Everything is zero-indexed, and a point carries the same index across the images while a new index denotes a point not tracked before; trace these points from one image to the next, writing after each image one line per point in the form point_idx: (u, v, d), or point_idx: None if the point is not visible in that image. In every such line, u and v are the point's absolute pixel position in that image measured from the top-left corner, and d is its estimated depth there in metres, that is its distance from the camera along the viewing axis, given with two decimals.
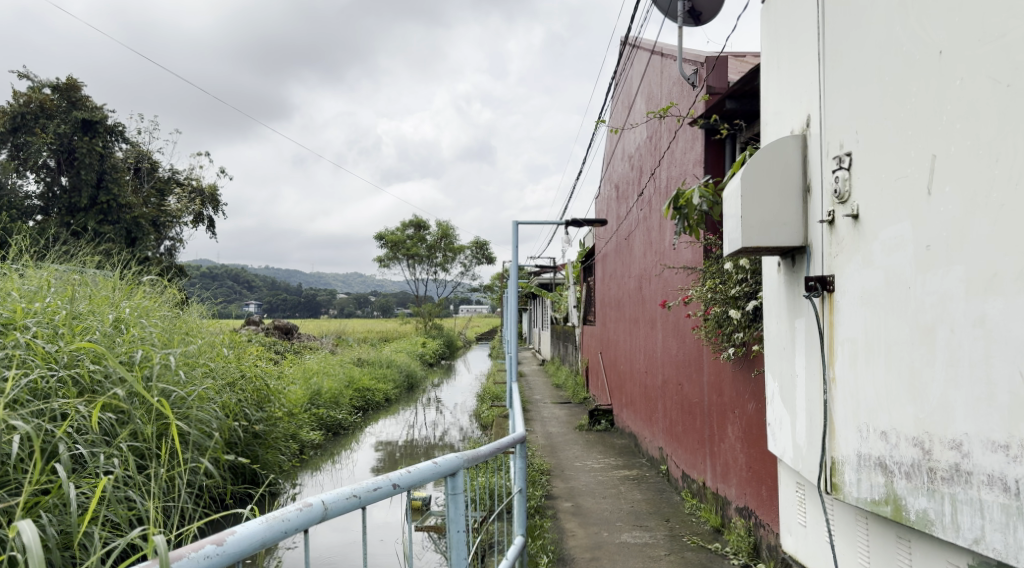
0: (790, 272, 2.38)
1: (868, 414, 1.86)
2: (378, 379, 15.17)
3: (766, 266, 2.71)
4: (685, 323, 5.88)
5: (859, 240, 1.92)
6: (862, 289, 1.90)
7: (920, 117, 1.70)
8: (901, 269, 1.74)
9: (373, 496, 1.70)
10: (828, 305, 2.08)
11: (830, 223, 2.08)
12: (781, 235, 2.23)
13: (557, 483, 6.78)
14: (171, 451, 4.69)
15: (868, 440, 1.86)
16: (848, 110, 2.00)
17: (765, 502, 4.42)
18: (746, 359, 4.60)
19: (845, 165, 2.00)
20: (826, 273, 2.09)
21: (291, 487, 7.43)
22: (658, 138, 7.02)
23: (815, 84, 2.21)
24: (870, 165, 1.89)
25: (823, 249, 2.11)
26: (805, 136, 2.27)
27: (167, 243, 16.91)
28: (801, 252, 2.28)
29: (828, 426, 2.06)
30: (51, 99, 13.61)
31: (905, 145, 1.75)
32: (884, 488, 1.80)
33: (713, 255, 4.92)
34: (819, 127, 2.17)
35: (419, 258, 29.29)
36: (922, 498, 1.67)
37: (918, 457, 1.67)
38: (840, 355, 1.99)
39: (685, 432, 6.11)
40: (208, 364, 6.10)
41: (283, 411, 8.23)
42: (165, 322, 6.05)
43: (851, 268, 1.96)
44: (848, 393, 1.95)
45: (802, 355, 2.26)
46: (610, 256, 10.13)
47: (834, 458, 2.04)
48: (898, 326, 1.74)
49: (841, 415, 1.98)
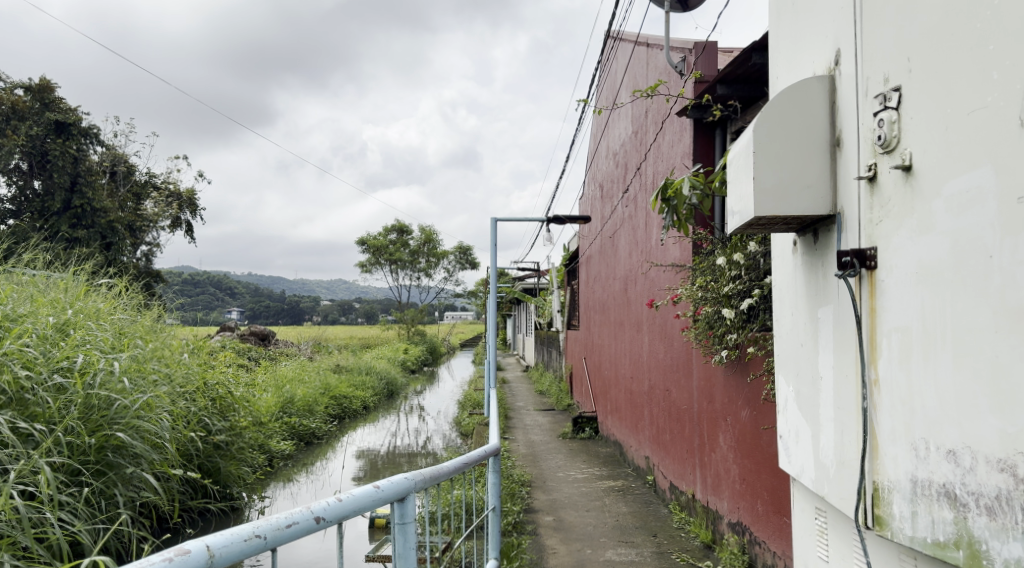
0: (812, 251, 2.05)
1: (927, 425, 1.51)
2: (356, 386, 14.72)
3: (778, 253, 2.38)
4: (673, 323, 5.54)
5: (913, 200, 1.57)
6: (917, 264, 1.55)
7: (1001, 25, 1.34)
8: (977, 234, 1.39)
9: (285, 536, 1.35)
10: (868, 285, 1.73)
11: (870, 180, 1.73)
12: (803, 201, 1.90)
13: (537, 495, 6.41)
14: (109, 467, 4.23)
15: (928, 460, 1.50)
16: (893, 38, 1.66)
17: (760, 518, 4.07)
18: (740, 362, 4.26)
19: (893, 104, 1.65)
20: (864, 246, 1.75)
21: (257, 501, 7.00)
22: (643, 132, 6.72)
23: (846, 18, 1.87)
24: (927, 104, 1.54)
25: (862, 216, 1.77)
26: (834, 79, 1.94)
27: (143, 248, 16.45)
28: (828, 223, 1.94)
29: (868, 442, 1.71)
30: (22, 100, 13.06)
31: (981, 65, 1.39)
32: (953, 527, 1.44)
33: (703, 251, 4.59)
34: (853, 67, 1.83)
35: (402, 264, 28.85)
36: (1011, 545, 1.30)
37: (1003, 486, 1.31)
38: (885, 349, 1.64)
39: (673, 441, 5.77)
40: (163, 369, 5.64)
41: (249, 420, 7.78)
42: (118, 325, 5.62)
43: (901, 239, 1.61)
44: (899, 396, 1.59)
45: (828, 352, 1.92)
46: (594, 258, 9.80)
47: (876, 484, 1.69)
48: (973, 309, 1.39)
49: (888, 426, 1.63)
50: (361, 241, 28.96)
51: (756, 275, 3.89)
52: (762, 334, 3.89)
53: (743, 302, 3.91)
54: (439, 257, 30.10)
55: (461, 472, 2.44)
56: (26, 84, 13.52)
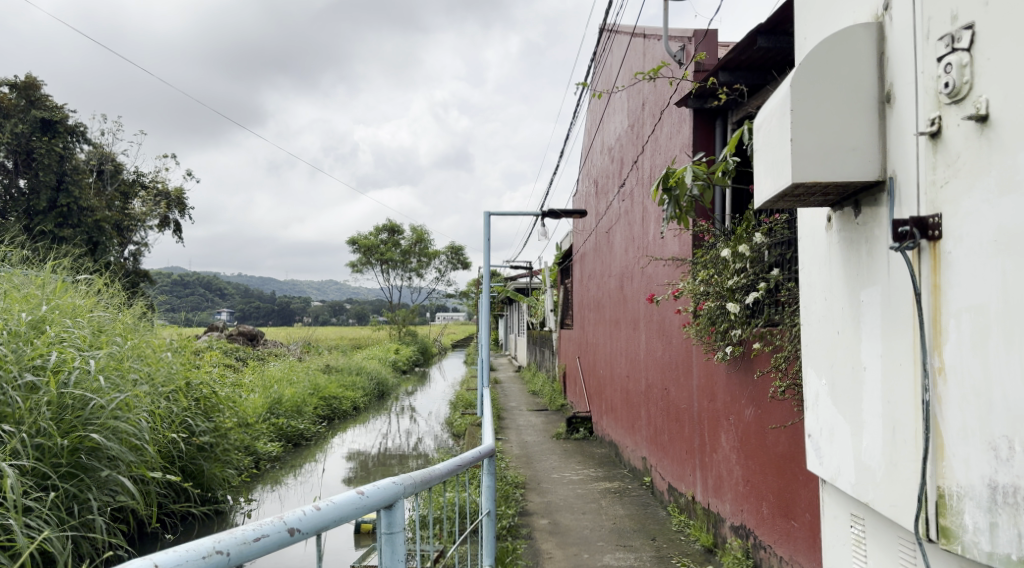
0: (852, 226, 1.88)
1: (1008, 420, 1.33)
2: (346, 387, 14.51)
3: (806, 235, 2.22)
4: (673, 320, 5.38)
5: (989, 158, 1.40)
6: (995, 234, 1.37)
7: None
8: None
9: (251, 553, 1.17)
10: (930, 259, 1.55)
11: (932, 136, 1.55)
12: (846, 166, 1.73)
13: (532, 498, 6.23)
14: (83, 471, 4.02)
15: (1010, 462, 1.32)
16: None
17: (765, 521, 3.91)
18: (744, 359, 4.09)
19: (963, 45, 1.47)
20: (925, 213, 1.56)
21: (243, 504, 6.79)
22: (640, 125, 6.57)
23: None
24: (1010, 42, 1.36)
25: (920, 180, 1.59)
26: (882, 28, 1.77)
27: (131, 248, 16.20)
28: (875, 192, 1.77)
29: (931, 439, 1.53)
30: (7, 98, 12.75)
31: None
32: None
33: (705, 244, 4.44)
34: (908, 11, 1.66)
35: (393, 264, 28.58)
36: None
37: None
38: (953, 332, 1.47)
39: (671, 441, 5.60)
40: (142, 368, 5.40)
41: (234, 421, 7.54)
42: (96, 322, 5.38)
43: (973, 202, 1.43)
44: (972, 385, 1.41)
45: (875, 338, 1.75)
46: (588, 256, 9.65)
47: (941, 490, 1.51)
48: None
49: (958, 422, 1.45)
50: (352, 240, 28.69)
51: (761, 267, 3.74)
52: (768, 330, 3.73)
53: (747, 296, 3.76)
54: (431, 257, 29.88)
55: (454, 474, 2.26)
56: (11, 81, 13.21)
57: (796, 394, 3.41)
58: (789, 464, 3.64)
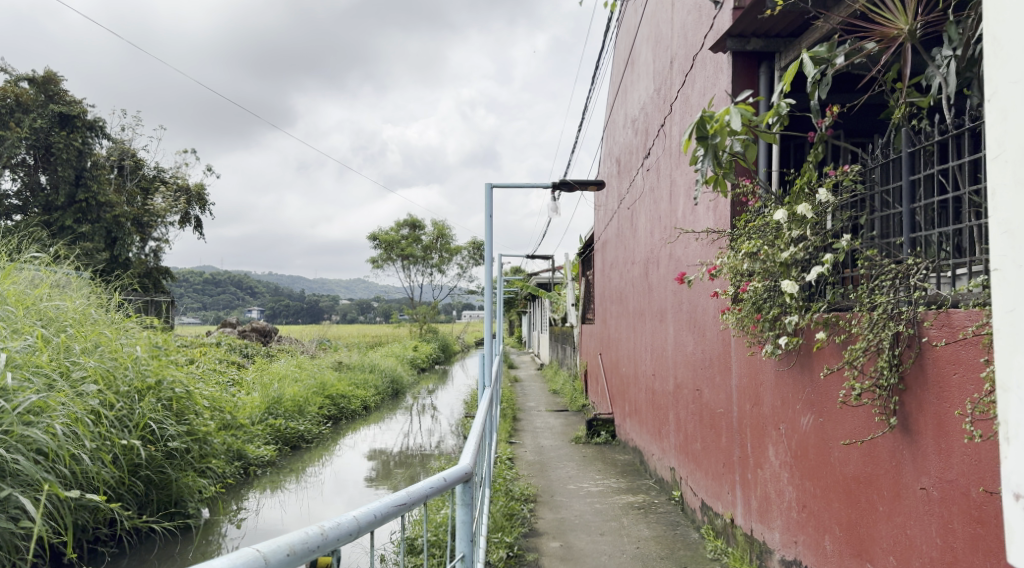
0: None
1: None
2: (358, 385, 13.78)
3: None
4: (707, 307, 4.54)
5: None
6: None
7: None
8: None
9: None
10: None
11: None
12: None
13: (544, 514, 5.42)
14: None
15: None
16: None
17: (829, 560, 3.05)
18: (802, 355, 3.23)
19: None
20: None
21: (229, 517, 6.06)
22: (667, 86, 5.72)
23: None
24: None
25: None
26: None
27: (151, 243, 15.72)
28: None
29: None
30: (27, 93, 12.19)
31: None
32: None
33: (750, 208, 3.56)
34: None
35: (414, 259, 27.83)
36: None
37: None
38: None
39: (705, 450, 4.74)
40: (85, 365, 4.63)
41: (218, 423, 6.80)
42: (37, 312, 4.66)
43: None
44: None
45: None
46: (611, 243, 8.78)
47: None
48: None
49: None
50: (373, 235, 28.11)
51: (824, 235, 2.92)
52: (834, 315, 2.87)
53: (808, 273, 2.92)
54: (452, 253, 29.12)
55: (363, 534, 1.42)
56: (30, 75, 12.66)
57: (884, 402, 2.56)
58: (863, 489, 2.79)
